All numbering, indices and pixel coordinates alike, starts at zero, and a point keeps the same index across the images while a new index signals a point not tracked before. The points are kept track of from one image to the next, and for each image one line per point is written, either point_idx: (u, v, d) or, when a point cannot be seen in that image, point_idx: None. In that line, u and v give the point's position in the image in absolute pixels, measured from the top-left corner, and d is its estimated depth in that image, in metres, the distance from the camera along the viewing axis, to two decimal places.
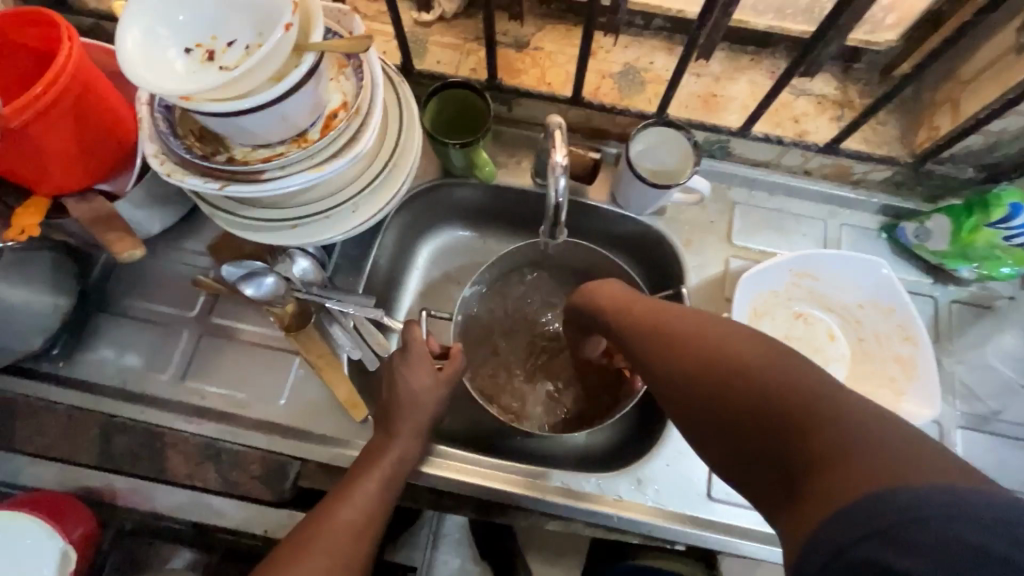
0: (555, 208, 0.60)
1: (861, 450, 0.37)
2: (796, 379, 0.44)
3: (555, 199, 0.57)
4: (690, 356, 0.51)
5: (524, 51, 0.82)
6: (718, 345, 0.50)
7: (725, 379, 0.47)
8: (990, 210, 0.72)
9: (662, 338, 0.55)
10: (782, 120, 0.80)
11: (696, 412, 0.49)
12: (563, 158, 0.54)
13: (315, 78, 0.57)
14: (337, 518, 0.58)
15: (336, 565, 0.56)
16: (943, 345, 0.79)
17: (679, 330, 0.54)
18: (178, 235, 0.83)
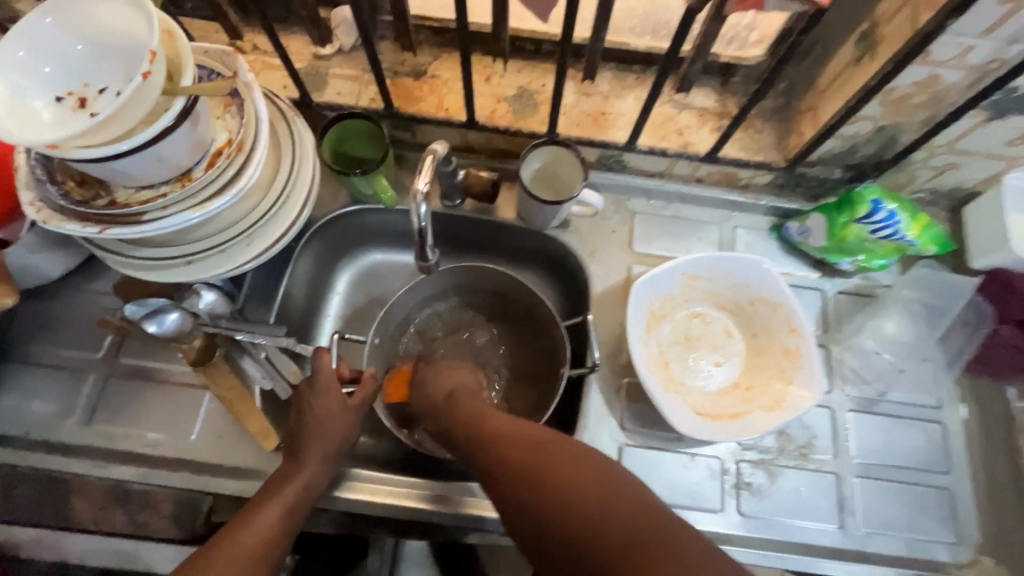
0: (421, 232, 0.63)
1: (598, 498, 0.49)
2: (593, 496, 0.49)
3: (419, 224, 0.60)
4: (533, 485, 0.52)
5: (422, 79, 0.85)
6: (555, 469, 0.52)
7: (556, 514, 0.49)
8: (855, 207, 0.78)
9: (500, 452, 0.56)
10: (667, 133, 0.84)
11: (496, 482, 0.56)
12: (425, 184, 0.58)
13: (191, 120, 0.58)
14: (238, 541, 0.60)
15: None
16: (832, 334, 0.84)
17: (481, 420, 0.60)
18: (82, 277, 0.82)
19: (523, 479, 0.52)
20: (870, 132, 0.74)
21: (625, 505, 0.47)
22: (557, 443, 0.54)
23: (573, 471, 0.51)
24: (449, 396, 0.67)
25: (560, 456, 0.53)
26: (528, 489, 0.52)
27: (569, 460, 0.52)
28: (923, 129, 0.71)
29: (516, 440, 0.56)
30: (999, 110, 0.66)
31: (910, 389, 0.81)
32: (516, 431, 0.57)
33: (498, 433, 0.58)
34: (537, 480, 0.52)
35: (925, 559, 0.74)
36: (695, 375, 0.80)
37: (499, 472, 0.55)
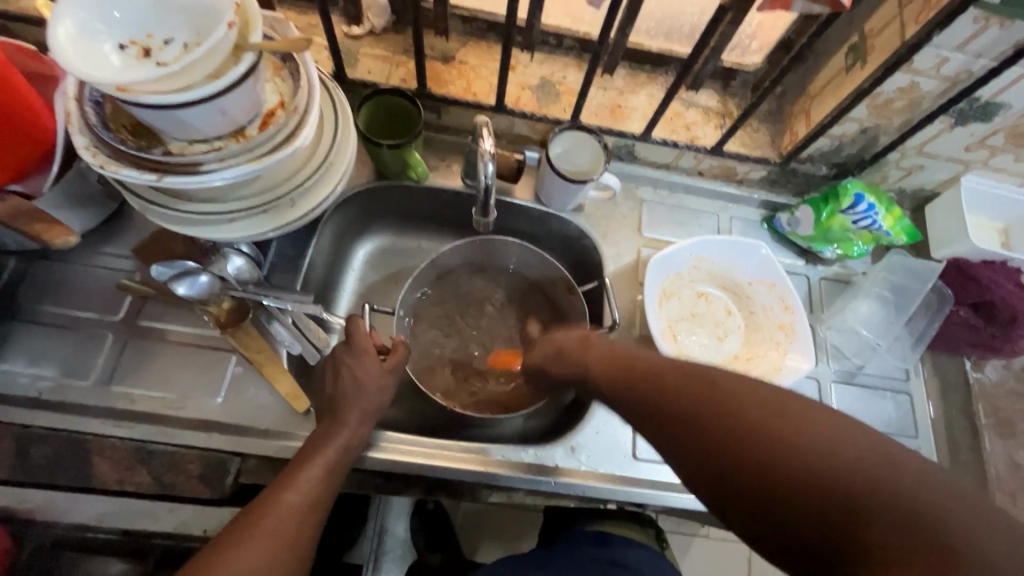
0: (484, 191, 0.70)
1: (826, 460, 0.41)
2: (816, 447, 0.42)
3: (484, 183, 0.67)
4: (731, 438, 0.46)
5: (450, 64, 0.89)
6: (761, 413, 0.46)
7: (771, 467, 0.43)
8: (840, 199, 0.88)
9: (681, 403, 0.51)
10: (676, 127, 0.92)
11: (681, 424, 0.50)
12: (491, 144, 0.65)
13: (254, 78, 0.59)
14: (281, 501, 0.60)
15: (279, 545, 0.57)
16: (816, 314, 0.94)
17: (659, 372, 0.55)
18: (98, 239, 0.81)
19: (718, 434, 0.47)
20: (855, 133, 0.84)
21: (853, 453, 0.41)
22: (743, 384, 0.49)
23: (765, 411, 0.46)
24: (614, 352, 0.65)
25: (750, 396, 0.47)
26: (723, 443, 0.46)
27: (761, 403, 0.46)
28: (900, 131, 0.82)
29: (695, 384, 0.51)
30: (962, 118, 0.78)
31: (884, 362, 0.91)
32: (688, 376, 0.52)
33: (673, 382, 0.53)
34: (734, 432, 0.46)
35: None
36: (701, 347, 0.87)
37: (680, 426, 0.50)
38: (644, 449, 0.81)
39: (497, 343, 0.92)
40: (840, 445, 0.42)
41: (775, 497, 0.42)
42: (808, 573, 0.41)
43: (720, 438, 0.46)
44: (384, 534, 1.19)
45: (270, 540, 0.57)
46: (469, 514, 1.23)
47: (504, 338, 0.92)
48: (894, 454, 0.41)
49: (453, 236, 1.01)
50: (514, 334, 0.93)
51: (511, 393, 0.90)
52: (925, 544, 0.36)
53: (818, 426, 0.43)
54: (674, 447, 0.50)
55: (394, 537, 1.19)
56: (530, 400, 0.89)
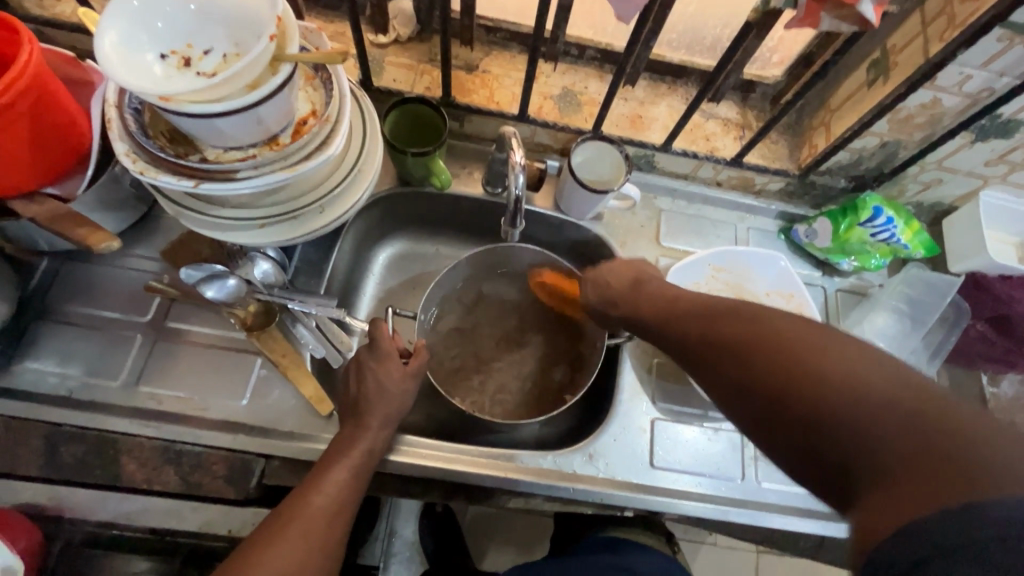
0: (515, 202, 0.70)
1: (855, 378, 0.41)
2: (852, 364, 0.42)
3: (514, 194, 0.68)
4: (751, 347, 0.49)
5: (474, 73, 0.91)
6: (801, 337, 0.47)
7: (777, 371, 0.46)
8: (859, 212, 0.88)
9: (705, 325, 0.56)
10: (696, 138, 0.93)
11: (718, 352, 0.52)
12: (521, 156, 0.66)
13: (289, 88, 0.61)
14: (310, 504, 0.60)
15: (309, 547, 0.58)
16: (833, 326, 0.94)
17: (707, 310, 0.58)
18: (127, 241, 0.82)
19: (752, 357, 0.48)
20: (875, 147, 0.85)
21: (886, 374, 0.41)
22: (775, 311, 0.51)
23: (803, 334, 0.47)
24: (659, 292, 0.69)
25: (768, 317, 0.51)
26: (742, 346, 0.50)
27: (799, 329, 0.48)
28: (920, 147, 0.83)
29: (737, 317, 0.53)
30: (983, 133, 0.78)
31: None
32: (724, 309, 0.56)
33: (711, 316, 0.57)
34: (755, 341, 0.49)
35: None
36: None
37: (707, 348, 0.54)
38: (661, 457, 0.81)
39: (514, 349, 0.94)
40: (843, 353, 0.44)
41: (784, 399, 0.44)
42: (811, 474, 0.43)
43: (749, 348, 0.49)
44: (394, 535, 1.20)
45: (299, 546, 0.58)
46: (476, 518, 1.24)
47: (521, 345, 0.94)
48: (900, 373, 0.41)
49: (472, 243, 1.02)
50: (530, 340, 0.94)
51: (530, 400, 0.91)
52: (920, 446, 0.37)
53: (829, 339, 0.45)
54: (710, 374, 0.53)
55: (403, 539, 1.20)
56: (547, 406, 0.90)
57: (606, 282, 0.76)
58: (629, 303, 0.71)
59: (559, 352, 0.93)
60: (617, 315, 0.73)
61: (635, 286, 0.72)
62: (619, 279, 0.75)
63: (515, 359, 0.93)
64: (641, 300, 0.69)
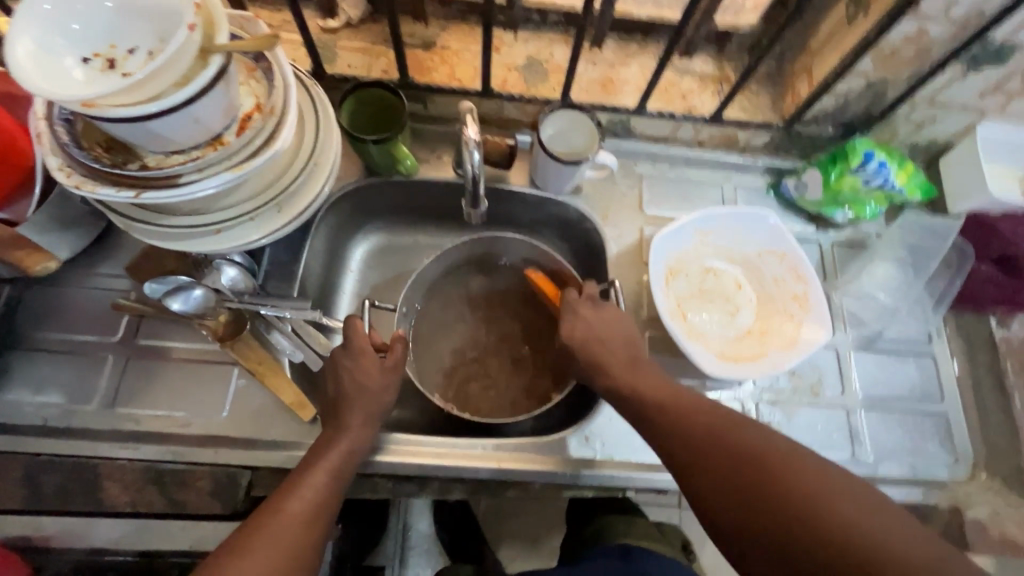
0: (473, 182, 0.67)
1: (877, 539, 0.47)
2: (870, 520, 0.48)
3: (471, 172, 0.65)
4: (774, 487, 0.52)
5: (432, 50, 0.86)
6: (818, 481, 0.51)
7: (801, 519, 0.49)
8: (849, 159, 0.84)
9: (719, 445, 0.56)
10: (672, 97, 0.88)
11: (735, 482, 0.54)
12: (475, 132, 0.62)
13: (224, 81, 0.57)
14: (283, 508, 0.58)
15: (280, 555, 0.55)
16: (831, 282, 0.90)
17: (711, 422, 0.59)
18: (90, 260, 0.79)
19: (776, 498, 0.51)
20: (862, 88, 0.80)
21: (900, 534, 0.47)
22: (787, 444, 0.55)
23: (821, 481, 0.51)
24: (651, 372, 0.67)
25: (784, 450, 0.54)
26: (763, 480, 0.53)
27: (815, 472, 0.52)
28: (909, 83, 0.78)
29: (750, 445, 0.56)
30: (975, 62, 0.73)
31: (904, 325, 0.88)
32: (729, 426, 0.58)
33: (715, 429, 0.58)
34: (777, 480, 0.52)
35: (930, 479, 0.81)
36: (712, 324, 0.84)
37: (720, 471, 0.55)
38: None
39: (502, 336, 0.91)
40: (861, 508, 0.49)
41: (810, 550, 0.48)
42: None
43: (770, 488, 0.52)
44: (408, 529, 1.16)
45: (272, 555, 0.55)
46: (488, 510, 1.21)
47: (512, 330, 0.92)
48: (912, 533, 0.47)
49: (450, 229, 0.99)
50: (517, 325, 0.92)
51: (526, 385, 0.88)
52: None
53: (845, 490, 0.50)
54: (720, 498, 0.54)
55: (419, 533, 1.16)
56: (541, 390, 0.88)
57: (590, 347, 0.70)
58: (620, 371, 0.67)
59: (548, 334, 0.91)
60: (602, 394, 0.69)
61: (623, 353, 0.69)
62: (610, 338, 0.70)
63: (506, 344, 0.90)
64: (632, 378, 0.67)
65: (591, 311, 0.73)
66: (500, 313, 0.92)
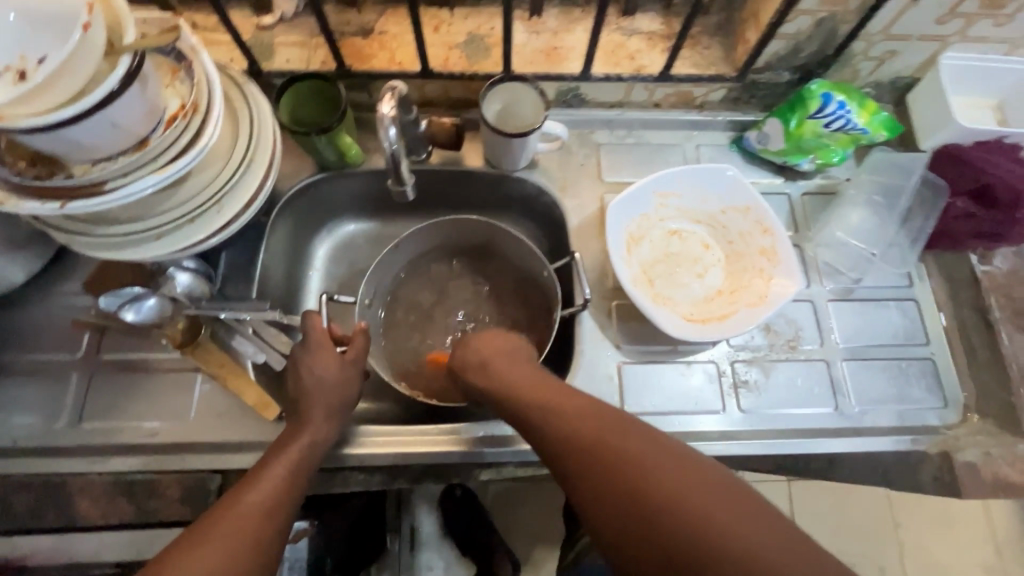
0: (393, 160, 0.66)
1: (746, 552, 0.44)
2: (740, 529, 0.45)
3: (390, 149, 0.64)
4: (645, 498, 0.49)
5: (370, 37, 0.84)
6: (691, 488, 0.48)
7: (670, 534, 0.46)
8: (807, 104, 0.81)
9: (626, 484, 0.50)
10: (619, 60, 0.85)
11: (609, 492, 0.51)
12: (390, 107, 0.61)
13: (139, 81, 0.56)
14: (243, 501, 0.57)
15: (237, 548, 0.53)
16: (803, 234, 0.87)
17: (588, 427, 0.56)
18: (49, 281, 0.79)
19: (644, 508, 0.48)
20: (811, 28, 0.76)
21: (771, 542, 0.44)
22: (663, 447, 0.53)
23: (694, 487, 0.48)
24: (537, 378, 0.66)
25: (669, 466, 0.50)
26: (632, 490, 0.50)
27: (688, 478, 0.49)
28: (859, 16, 0.74)
29: (625, 449, 0.53)
30: None
31: (882, 271, 0.85)
32: (608, 430, 0.55)
33: (592, 433, 0.55)
34: (648, 491, 0.49)
35: (917, 425, 0.78)
36: (679, 288, 0.82)
37: (595, 481, 0.53)
38: (633, 402, 0.77)
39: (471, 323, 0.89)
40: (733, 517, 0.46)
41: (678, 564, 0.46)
42: None
43: (642, 500, 0.49)
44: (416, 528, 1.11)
45: (226, 549, 0.53)
46: (496, 494, 1.17)
47: (479, 314, 0.90)
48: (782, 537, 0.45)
49: (410, 217, 0.97)
50: (485, 308, 0.90)
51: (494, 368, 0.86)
52: None
53: (718, 499, 0.47)
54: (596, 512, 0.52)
55: (426, 532, 1.11)
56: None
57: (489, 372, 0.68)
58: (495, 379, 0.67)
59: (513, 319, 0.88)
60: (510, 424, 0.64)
61: (502, 363, 0.69)
62: (487, 349, 0.71)
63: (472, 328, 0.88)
64: (517, 386, 0.65)
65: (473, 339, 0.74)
66: (468, 298, 0.91)
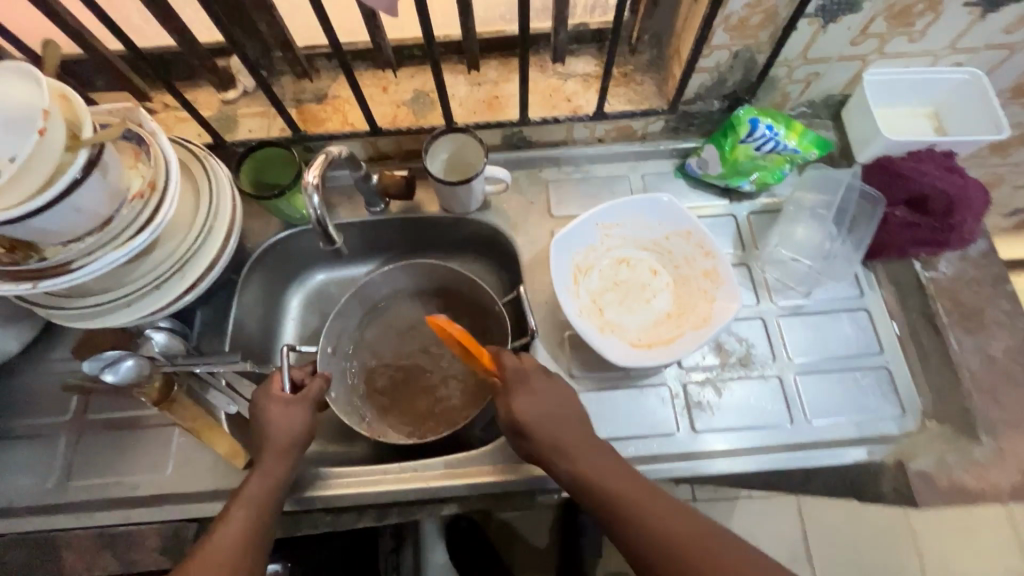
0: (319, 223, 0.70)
1: None
2: None
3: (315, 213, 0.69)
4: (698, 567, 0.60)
5: (324, 101, 0.91)
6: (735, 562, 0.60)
7: None
8: (737, 129, 0.84)
9: (673, 551, 0.61)
10: (557, 102, 0.91)
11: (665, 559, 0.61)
12: (313, 176, 0.67)
13: (99, 170, 0.63)
14: (214, 538, 0.62)
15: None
16: (750, 252, 0.89)
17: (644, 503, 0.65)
18: (42, 349, 0.86)
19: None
20: (729, 60, 0.80)
21: None
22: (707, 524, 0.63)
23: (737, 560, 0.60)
24: (585, 441, 0.71)
25: (714, 543, 0.61)
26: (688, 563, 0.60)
27: (729, 552, 0.60)
28: (771, 45, 0.78)
29: (677, 526, 0.63)
30: (828, 14, 0.74)
31: (829, 284, 0.86)
32: (665, 507, 0.64)
33: (649, 509, 0.64)
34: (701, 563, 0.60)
35: (875, 435, 0.78)
36: (628, 315, 0.85)
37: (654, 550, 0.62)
38: None
39: (430, 363, 0.92)
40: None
41: None
42: None
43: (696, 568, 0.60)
44: None
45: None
46: (500, 529, 1.23)
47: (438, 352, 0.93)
48: None
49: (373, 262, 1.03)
50: (445, 346, 0.93)
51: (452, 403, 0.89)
52: None
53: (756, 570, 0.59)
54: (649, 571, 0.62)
55: None
56: (461, 413, 0.88)
57: (543, 426, 0.71)
58: (543, 440, 0.70)
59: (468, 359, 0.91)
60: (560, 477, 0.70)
61: (552, 420, 0.71)
62: (536, 404, 0.72)
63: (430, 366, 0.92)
64: (570, 450, 0.69)
65: (533, 385, 0.74)
66: (427, 337, 0.95)
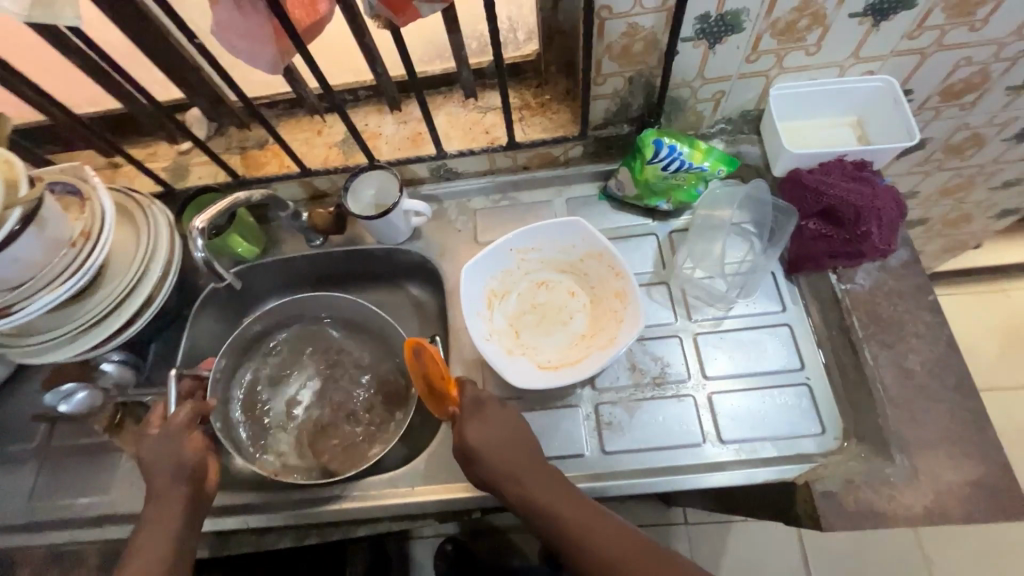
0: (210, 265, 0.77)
1: None
2: None
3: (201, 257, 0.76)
4: None
5: (265, 147, 0.99)
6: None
7: None
8: (644, 151, 0.85)
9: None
10: (477, 135, 0.95)
11: None
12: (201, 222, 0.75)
13: (37, 224, 0.71)
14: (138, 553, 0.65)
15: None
16: (669, 270, 0.89)
17: (593, 528, 0.65)
18: (18, 382, 0.95)
19: None
20: (625, 85, 0.83)
21: None
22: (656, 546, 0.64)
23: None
24: (536, 465, 0.71)
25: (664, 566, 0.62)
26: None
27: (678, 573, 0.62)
28: (662, 69, 0.80)
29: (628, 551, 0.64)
30: (711, 35, 0.75)
31: (748, 299, 0.85)
32: (615, 531, 0.65)
33: (599, 534, 0.65)
34: None
35: (792, 455, 0.75)
36: (542, 338, 0.86)
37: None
38: None
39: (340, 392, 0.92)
40: None
41: None
42: None
43: None
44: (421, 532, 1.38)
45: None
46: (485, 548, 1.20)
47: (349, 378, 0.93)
48: None
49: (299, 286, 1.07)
50: (359, 372, 0.94)
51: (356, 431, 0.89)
52: None
53: None
54: None
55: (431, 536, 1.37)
56: (364, 440, 0.88)
57: (496, 453, 0.70)
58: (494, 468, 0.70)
59: (391, 385, 0.92)
60: (511, 502, 0.69)
61: (502, 446, 0.71)
62: (488, 432, 0.71)
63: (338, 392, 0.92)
64: (519, 477, 0.69)
65: (486, 412, 0.74)
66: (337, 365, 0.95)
